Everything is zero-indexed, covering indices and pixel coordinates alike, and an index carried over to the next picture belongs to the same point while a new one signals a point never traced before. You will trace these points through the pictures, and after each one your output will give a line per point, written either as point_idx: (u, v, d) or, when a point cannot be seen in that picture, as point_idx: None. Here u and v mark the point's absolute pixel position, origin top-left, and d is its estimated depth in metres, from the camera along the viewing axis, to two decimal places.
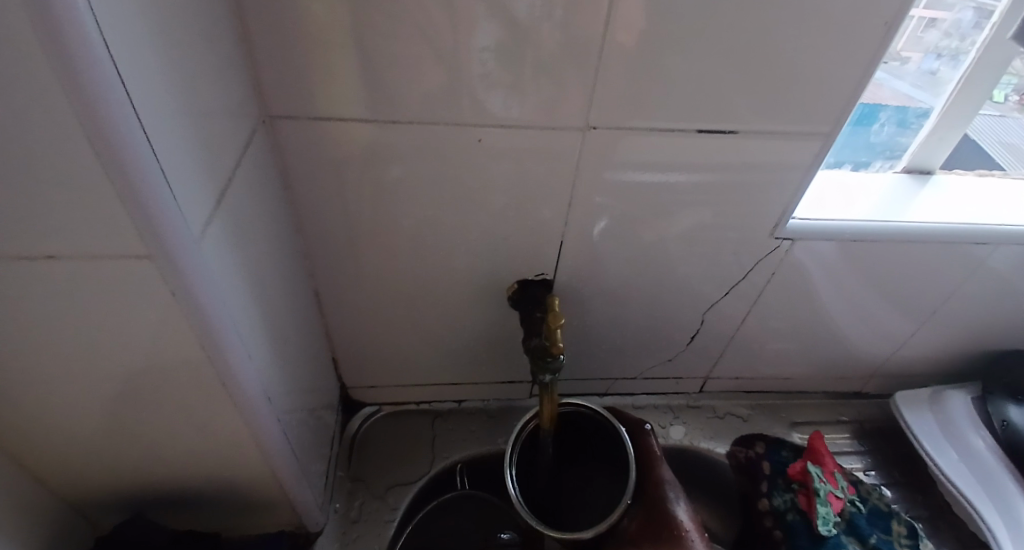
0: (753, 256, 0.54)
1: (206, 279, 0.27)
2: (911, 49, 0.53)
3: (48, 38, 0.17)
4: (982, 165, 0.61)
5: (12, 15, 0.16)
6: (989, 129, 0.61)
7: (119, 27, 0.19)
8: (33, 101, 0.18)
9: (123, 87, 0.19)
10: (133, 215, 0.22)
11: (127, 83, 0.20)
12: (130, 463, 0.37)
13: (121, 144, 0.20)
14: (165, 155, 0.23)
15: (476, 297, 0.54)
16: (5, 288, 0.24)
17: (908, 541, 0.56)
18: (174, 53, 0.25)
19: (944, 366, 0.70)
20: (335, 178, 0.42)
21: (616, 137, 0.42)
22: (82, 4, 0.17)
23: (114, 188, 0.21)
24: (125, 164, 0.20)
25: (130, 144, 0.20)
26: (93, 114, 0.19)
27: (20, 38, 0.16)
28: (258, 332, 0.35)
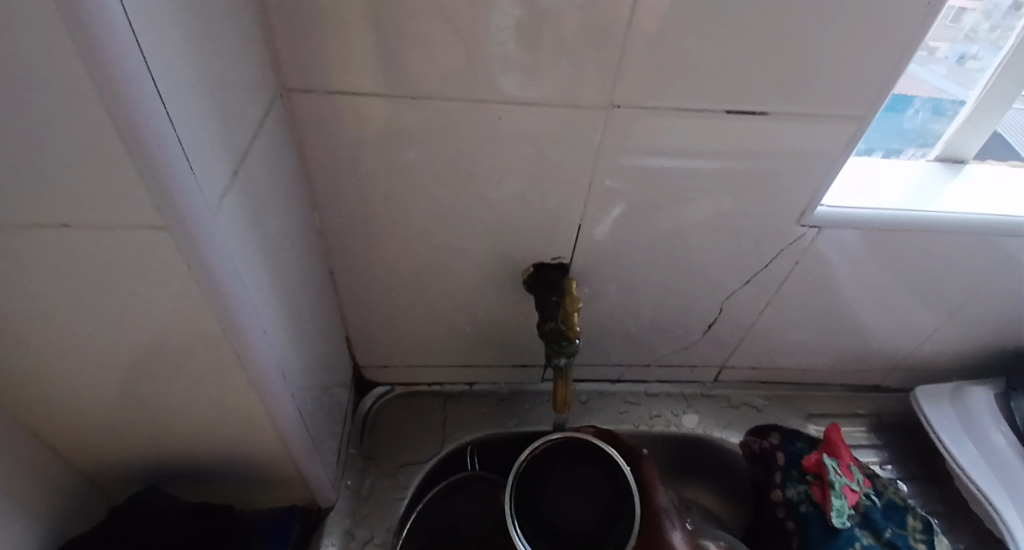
0: (775, 245, 0.53)
1: (221, 250, 0.28)
2: (939, 38, 0.52)
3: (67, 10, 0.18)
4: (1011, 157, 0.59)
5: None
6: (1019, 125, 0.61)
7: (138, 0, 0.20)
8: (51, 69, 0.19)
9: (141, 59, 0.20)
10: (149, 183, 0.23)
11: (145, 56, 0.21)
12: (148, 427, 0.39)
13: (137, 113, 0.21)
14: (182, 128, 0.24)
15: (490, 277, 0.54)
16: (30, 248, 0.25)
17: (923, 536, 0.55)
18: (193, 25, 0.25)
19: (971, 361, 0.68)
20: (352, 155, 0.43)
21: (637, 118, 0.42)
22: None
23: (131, 155, 0.22)
24: (141, 134, 0.21)
25: (146, 111, 0.21)
26: (111, 84, 0.20)
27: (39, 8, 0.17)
28: (273, 303, 0.36)
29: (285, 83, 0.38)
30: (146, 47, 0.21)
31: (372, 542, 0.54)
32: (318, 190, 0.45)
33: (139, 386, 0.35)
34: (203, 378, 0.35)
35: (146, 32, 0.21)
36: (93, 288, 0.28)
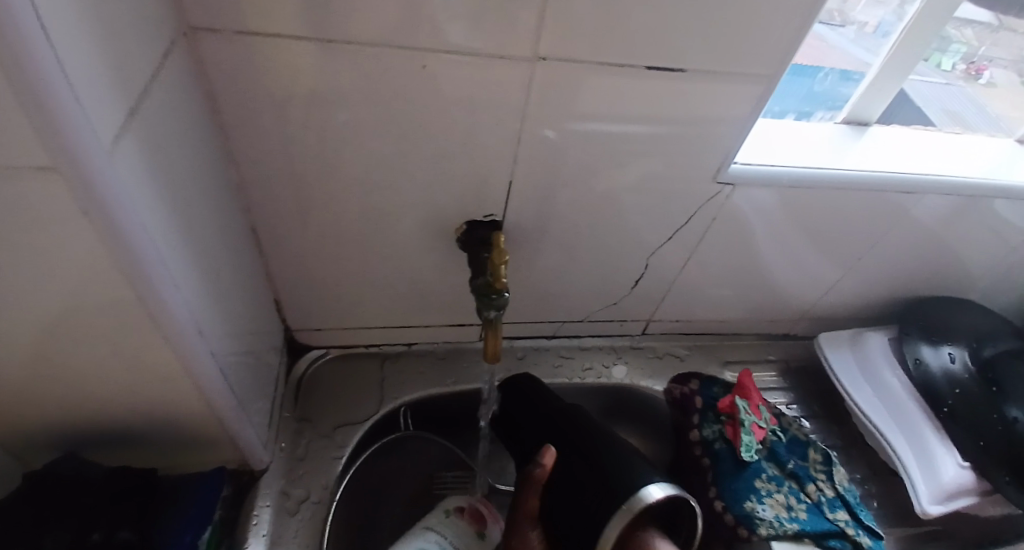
0: (695, 201, 0.55)
1: (124, 196, 0.27)
2: (869, 13, 0.59)
3: None
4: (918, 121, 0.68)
5: None
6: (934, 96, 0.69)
7: None
8: None
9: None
10: (38, 123, 0.21)
11: None
12: (53, 393, 0.37)
13: (27, 47, 0.19)
14: (66, 51, 0.22)
15: (421, 234, 0.54)
16: None
17: (822, 467, 0.62)
18: None
19: (868, 309, 0.75)
20: (271, 105, 0.41)
21: (563, 72, 0.42)
22: None
23: (17, 94, 0.20)
24: (31, 69, 0.20)
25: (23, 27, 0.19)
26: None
27: None
28: (186, 258, 0.35)
29: (191, 23, 0.35)
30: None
31: (308, 500, 0.54)
32: (235, 143, 0.43)
33: (38, 348, 0.33)
34: (111, 335, 0.33)
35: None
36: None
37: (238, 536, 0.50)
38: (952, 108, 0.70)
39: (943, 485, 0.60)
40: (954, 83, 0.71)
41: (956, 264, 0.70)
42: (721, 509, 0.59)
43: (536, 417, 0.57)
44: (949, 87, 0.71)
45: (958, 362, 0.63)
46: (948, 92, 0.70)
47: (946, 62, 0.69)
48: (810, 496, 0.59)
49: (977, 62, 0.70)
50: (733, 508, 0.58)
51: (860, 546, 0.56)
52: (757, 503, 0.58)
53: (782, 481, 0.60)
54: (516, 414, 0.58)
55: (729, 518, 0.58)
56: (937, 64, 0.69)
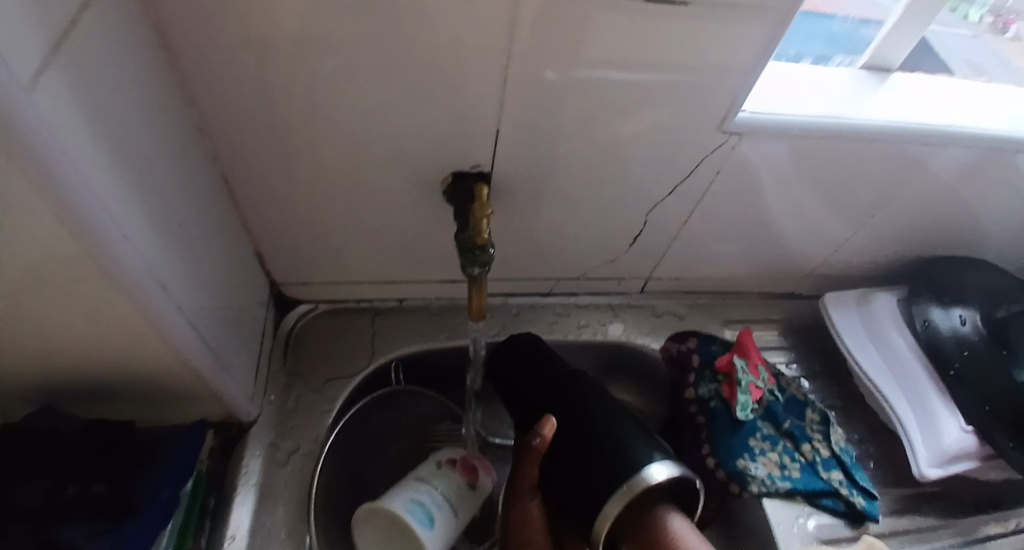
0: (698, 151, 0.52)
1: (49, 137, 0.24)
2: None
3: None
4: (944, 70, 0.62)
5: None
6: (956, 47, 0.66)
7: None
8: None
9: None
10: None
11: None
12: (19, 348, 0.36)
13: None
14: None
15: (404, 185, 0.51)
16: None
17: (819, 426, 0.60)
18: None
19: (878, 268, 0.72)
20: (230, 38, 0.37)
21: (550, 3, 0.38)
22: None
23: None
24: None
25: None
26: None
27: None
28: (132, 207, 0.32)
29: None
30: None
31: (298, 451, 0.54)
32: (197, 84, 0.40)
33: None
34: (65, 289, 0.31)
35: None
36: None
37: (226, 486, 0.50)
38: (975, 60, 0.65)
39: (944, 447, 0.57)
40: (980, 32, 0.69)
41: (975, 222, 0.66)
42: (714, 467, 0.58)
43: (536, 381, 0.56)
44: (976, 39, 0.69)
45: (968, 325, 0.61)
46: (972, 43, 0.68)
47: (973, 13, 0.69)
48: (805, 455, 0.58)
49: (1004, 14, 0.70)
50: (725, 464, 0.57)
51: (853, 505, 0.56)
52: (750, 461, 0.57)
53: (777, 441, 0.59)
54: (518, 377, 0.57)
55: (721, 474, 0.57)
56: (964, 15, 0.69)
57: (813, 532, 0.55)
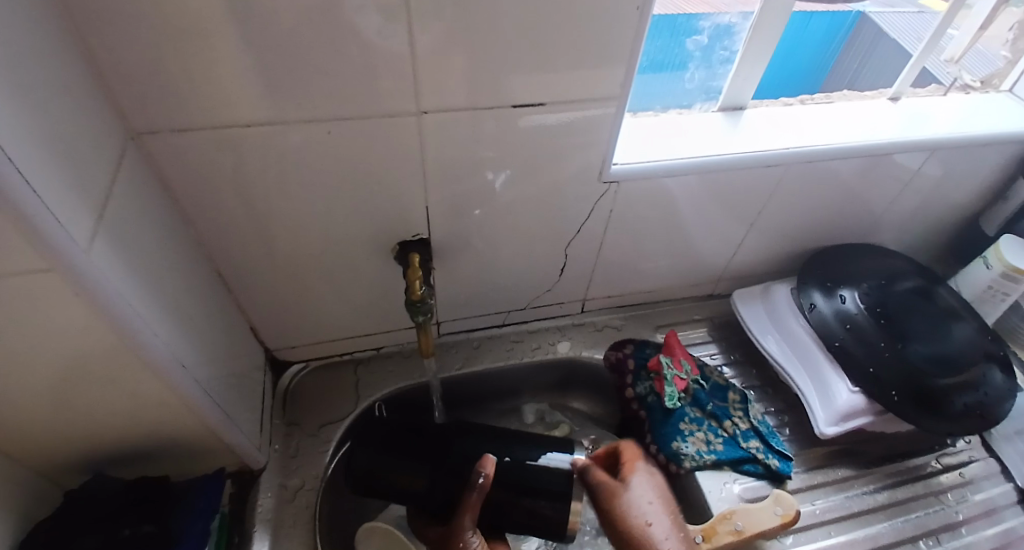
0: (590, 198, 0.64)
1: (100, 277, 0.37)
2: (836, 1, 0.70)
3: None
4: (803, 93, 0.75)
5: None
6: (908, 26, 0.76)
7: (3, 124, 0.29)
8: None
9: (9, 161, 0.29)
10: (37, 247, 0.32)
11: (13, 158, 0.29)
12: (79, 428, 0.48)
13: (19, 199, 0.30)
14: (38, 180, 0.32)
15: (362, 258, 0.64)
16: None
17: (740, 405, 0.72)
18: (38, 123, 0.33)
19: (778, 263, 0.84)
20: (210, 175, 0.50)
21: (443, 118, 0.51)
22: None
23: (19, 231, 0.31)
24: (25, 213, 0.30)
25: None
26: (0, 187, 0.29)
27: None
28: (159, 309, 0.45)
29: (135, 128, 0.45)
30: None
31: (303, 488, 0.64)
32: (189, 212, 0.53)
33: (62, 396, 0.43)
34: (113, 379, 0.43)
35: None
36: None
37: (246, 524, 0.60)
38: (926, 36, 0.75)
39: (837, 408, 0.70)
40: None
41: (851, 214, 0.79)
42: (655, 452, 0.69)
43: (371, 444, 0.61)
44: (921, 15, 0.75)
45: (849, 302, 0.73)
46: (920, 19, 0.75)
47: None
48: (728, 430, 0.70)
49: None
50: (663, 449, 0.68)
51: (769, 467, 0.67)
52: (682, 441, 0.68)
53: (703, 421, 0.70)
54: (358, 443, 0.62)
55: (661, 458, 0.68)
56: None
57: (738, 494, 0.66)
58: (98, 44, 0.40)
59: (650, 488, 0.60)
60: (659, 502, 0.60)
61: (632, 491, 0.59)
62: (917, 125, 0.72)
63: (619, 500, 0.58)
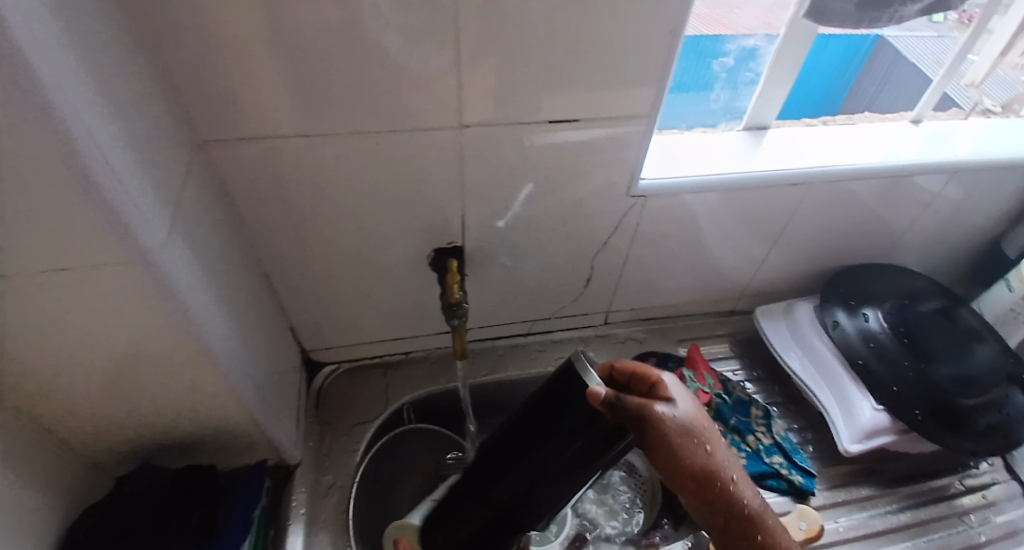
0: (618, 212, 0.67)
1: (172, 269, 0.40)
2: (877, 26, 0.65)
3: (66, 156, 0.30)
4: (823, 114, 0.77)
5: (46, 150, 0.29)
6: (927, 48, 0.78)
7: (99, 129, 0.33)
8: (55, 187, 0.31)
9: (102, 161, 0.33)
10: (122, 241, 0.35)
11: (105, 157, 0.33)
12: (135, 414, 0.51)
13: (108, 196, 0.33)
14: (126, 181, 0.35)
15: (398, 266, 0.67)
16: (47, 292, 0.37)
17: (762, 420, 0.73)
18: (127, 128, 0.36)
19: (800, 281, 0.86)
20: (265, 182, 0.54)
21: (483, 132, 0.55)
22: (78, 132, 0.30)
23: (109, 224, 0.34)
24: (113, 208, 0.34)
25: (91, 176, 0.32)
26: (93, 186, 0.32)
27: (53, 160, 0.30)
28: (218, 304, 0.48)
29: (203, 136, 0.49)
30: (87, 141, 0.31)
31: (335, 485, 0.66)
32: (243, 215, 0.56)
33: (125, 382, 0.47)
34: (172, 368, 0.46)
35: (90, 125, 0.32)
36: (65, 307, 0.38)
37: (281, 518, 0.63)
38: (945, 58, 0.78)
39: (860, 424, 0.70)
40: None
41: (873, 232, 0.80)
42: None
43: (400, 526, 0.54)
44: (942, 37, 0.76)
45: (872, 320, 0.75)
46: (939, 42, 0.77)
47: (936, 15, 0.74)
48: (750, 445, 0.71)
49: (969, 10, 0.72)
50: None
51: (793, 482, 0.68)
52: None
53: (725, 435, 0.71)
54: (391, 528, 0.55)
55: None
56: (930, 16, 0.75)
57: None
58: (178, 60, 0.44)
59: (686, 399, 0.47)
60: (697, 412, 0.47)
61: (679, 413, 0.45)
62: (938, 147, 0.74)
63: (666, 421, 0.43)
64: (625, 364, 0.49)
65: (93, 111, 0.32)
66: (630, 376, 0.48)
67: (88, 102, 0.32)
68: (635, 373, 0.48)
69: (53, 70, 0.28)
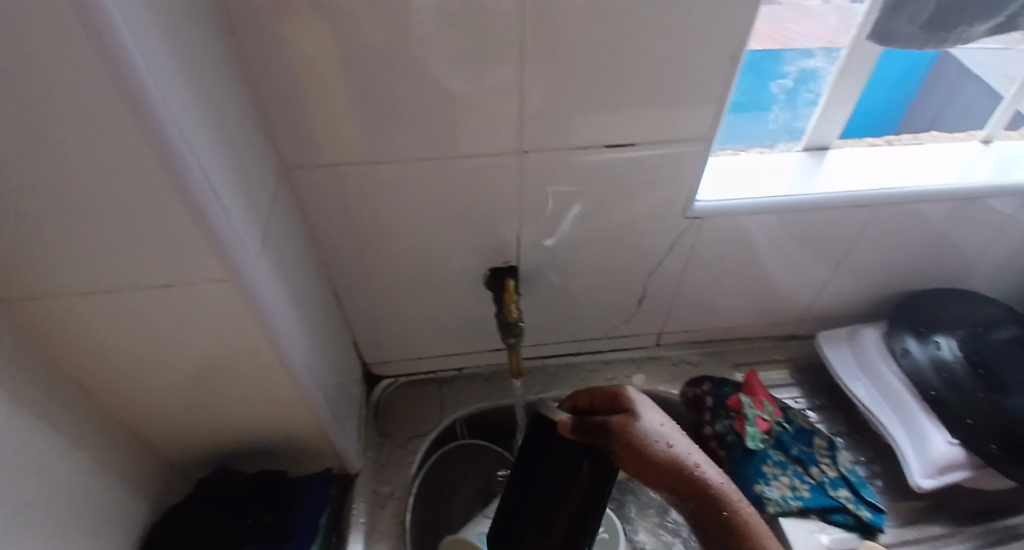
0: (674, 233, 0.67)
1: (262, 287, 0.44)
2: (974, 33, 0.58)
3: (184, 188, 0.34)
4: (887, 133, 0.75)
5: (168, 182, 0.33)
6: (995, 65, 0.74)
7: (210, 162, 0.37)
8: (173, 215, 0.35)
9: (213, 192, 0.36)
10: (224, 263, 0.39)
11: (215, 188, 0.37)
12: (219, 420, 0.55)
13: (217, 224, 0.37)
14: (228, 204, 0.39)
15: (457, 284, 0.69)
16: (156, 305, 0.41)
17: (827, 451, 0.71)
18: (230, 158, 0.41)
19: (864, 306, 0.83)
20: (339, 205, 0.58)
21: (542, 157, 0.57)
22: (196, 167, 0.34)
23: (213, 248, 0.38)
24: (220, 234, 0.38)
25: (203, 205, 0.36)
26: (205, 215, 0.36)
27: (173, 192, 0.34)
28: (296, 319, 0.51)
29: (288, 163, 0.53)
30: (200, 172, 0.35)
31: (392, 495, 0.69)
32: (318, 236, 0.61)
33: (213, 389, 0.51)
34: (254, 377, 0.50)
35: (202, 155, 0.36)
36: (169, 319, 0.43)
37: (342, 527, 0.65)
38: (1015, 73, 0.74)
39: (933, 459, 0.67)
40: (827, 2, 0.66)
41: (944, 255, 0.76)
42: None
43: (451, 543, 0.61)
44: (1007, 52, 0.73)
45: (945, 349, 0.71)
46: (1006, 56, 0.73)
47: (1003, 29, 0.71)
48: (814, 477, 0.68)
49: None
50: (745, 490, 0.68)
51: (861, 518, 0.65)
52: (765, 485, 0.67)
53: (787, 465, 0.69)
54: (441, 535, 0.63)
55: None
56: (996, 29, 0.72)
57: (827, 543, 0.64)
58: (271, 94, 0.48)
59: (645, 405, 0.54)
60: (656, 411, 0.54)
61: (637, 415, 0.53)
62: (1014, 167, 0.70)
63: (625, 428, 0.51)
64: (584, 391, 0.59)
65: (205, 145, 0.36)
66: (593, 399, 0.57)
67: (202, 137, 0.36)
68: (595, 395, 0.57)
69: (176, 108, 0.32)
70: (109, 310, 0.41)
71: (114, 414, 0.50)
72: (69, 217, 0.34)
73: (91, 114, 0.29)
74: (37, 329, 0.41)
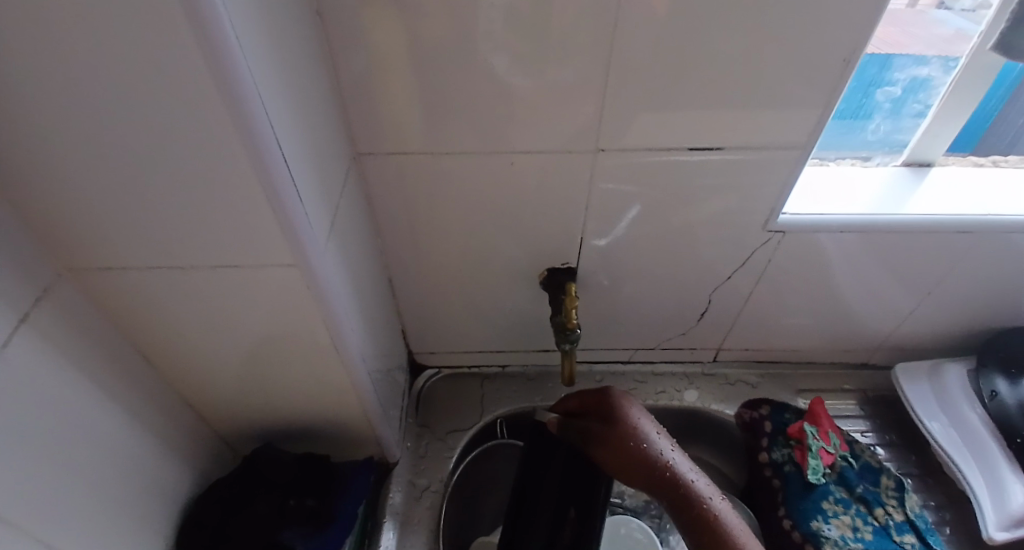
0: (751, 246, 0.63)
1: (327, 276, 0.43)
2: None
3: (263, 172, 0.33)
4: (996, 151, 0.68)
5: (248, 166, 0.32)
6: None
7: (289, 146, 0.36)
8: (249, 199, 0.34)
9: (290, 179, 0.35)
10: (294, 250, 0.38)
11: (291, 174, 0.36)
12: (271, 400, 0.55)
13: (291, 211, 0.36)
14: (302, 188, 0.38)
15: (515, 283, 0.67)
16: (224, 286, 0.41)
17: (894, 493, 0.66)
18: (307, 141, 0.39)
19: (949, 339, 0.76)
20: (404, 194, 0.57)
21: (620, 158, 0.54)
22: (276, 152, 0.33)
23: (285, 233, 0.37)
24: (294, 221, 0.37)
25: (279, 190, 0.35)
26: (281, 202, 0.35)
27: (251, 176, 0.33)
28: (355, 307, 0.51)
29: (358, 148, 0.52)
30: (279, 157, 0.34)
31: (429, 489, 0.68)
32: (380, 223, 0.60)
33: (268, 371, 0.51)
34: (312, 362, 0.50)
35: (283, 138, 0.35)
36: (234, 300, 0.42)
37: (378, 512, 0.65)
38: None
39: (1011, 511, 0.63)
40: (925, 12, 0.57)
41: None
42: (790, 528, 0.65)
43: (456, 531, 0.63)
44: None
45: None
46: None
47: None
48: (878, 519, 0.64)
49: None
50: (800, 526, 0.64)
51: None
52: (824, 522, 0.63)
53: (850, 504, 0.65)
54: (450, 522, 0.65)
55: (797, 535, 0.64)
56: None
57: None
58: (348, 77, 0.47)
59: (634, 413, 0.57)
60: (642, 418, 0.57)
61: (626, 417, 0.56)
62: None
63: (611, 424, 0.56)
64: (574, 395, 0.62)
65: (286, 128, 0.35)
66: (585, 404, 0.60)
67: (283, 121, 0.35)
68: (586, 400, 0.60)
69: (261, 87, 0.31)
70: (180, 287, 0.41)
71: (173, 386, 0.51)
72: (148, 192, 0.33)
73: (181, 89, 0.28)
74: (111, 300, 0.42)
